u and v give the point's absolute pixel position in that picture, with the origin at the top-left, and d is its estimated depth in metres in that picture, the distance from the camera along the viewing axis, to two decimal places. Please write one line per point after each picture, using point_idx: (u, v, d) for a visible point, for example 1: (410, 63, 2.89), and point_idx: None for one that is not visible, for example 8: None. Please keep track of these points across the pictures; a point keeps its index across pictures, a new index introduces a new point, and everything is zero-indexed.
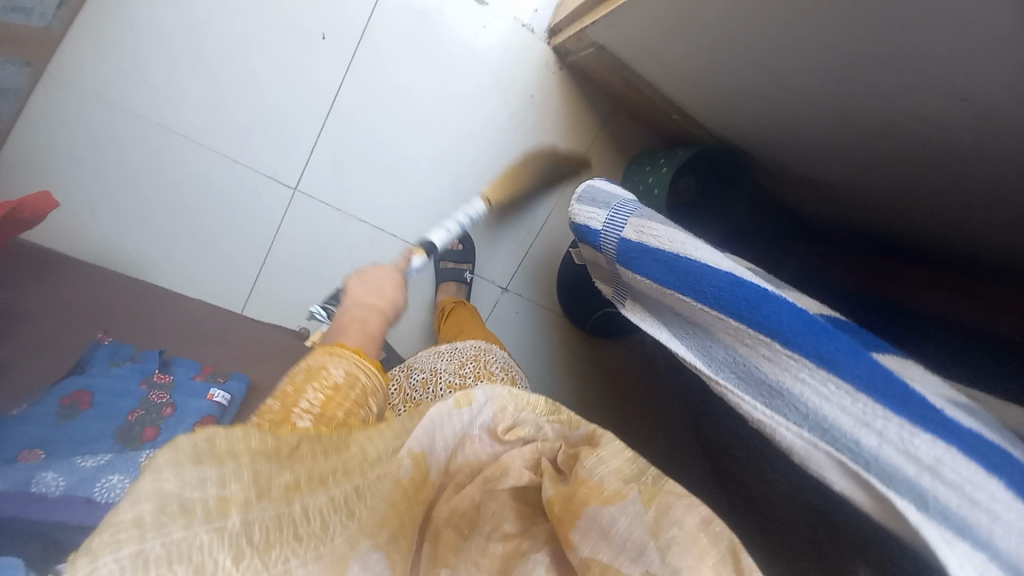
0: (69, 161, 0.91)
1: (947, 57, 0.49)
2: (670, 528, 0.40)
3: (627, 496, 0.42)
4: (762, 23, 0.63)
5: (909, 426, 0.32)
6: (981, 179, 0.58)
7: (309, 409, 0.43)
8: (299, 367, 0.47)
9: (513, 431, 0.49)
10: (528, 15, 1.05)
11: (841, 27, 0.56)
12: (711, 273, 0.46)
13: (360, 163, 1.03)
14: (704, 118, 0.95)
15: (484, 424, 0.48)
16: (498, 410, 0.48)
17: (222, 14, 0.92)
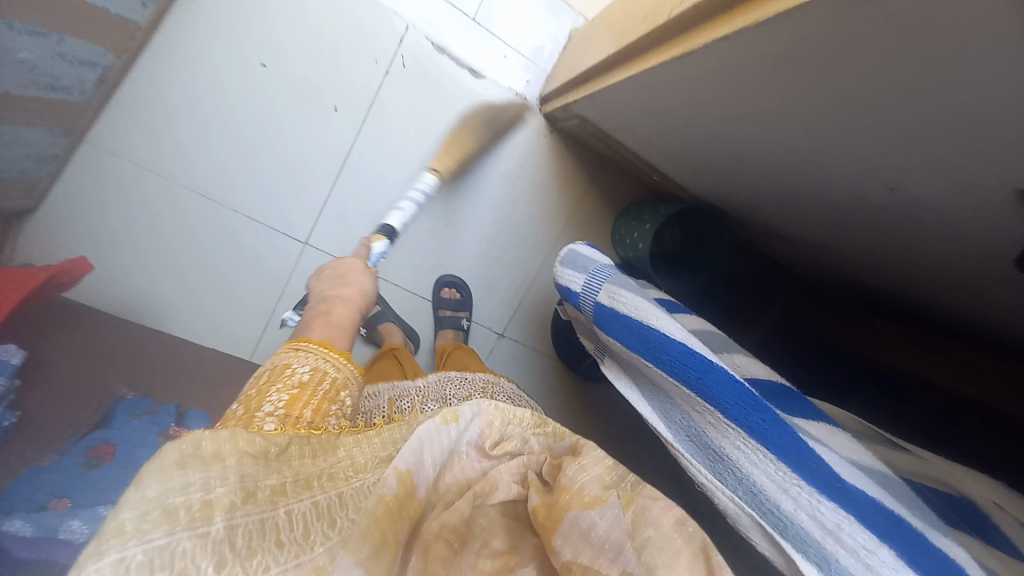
0: (101, 217, 0.99)
1: (877, 156, 0.56)
2: (647, 529, 0.49)
3: (609, 501, 0.51)
4: (717, 118, 0.70)
5: (817, 492, 0.39)
6: (941, 242, 0.63)
7: (272, 412, 0.51)
8: (268, 367, 0.56)
9: (501, 445, 0.58)
10: (523, 85, 1.15)
11: (782, 126, 0.62)
12: (668, 341, 0.52)
13: (367, 219, 1.12)
14: (681, 179, 1.03)
15: (473, 440, 0.57)
16: (485, 426, 0.58)
17: (248, 89, 1.01)
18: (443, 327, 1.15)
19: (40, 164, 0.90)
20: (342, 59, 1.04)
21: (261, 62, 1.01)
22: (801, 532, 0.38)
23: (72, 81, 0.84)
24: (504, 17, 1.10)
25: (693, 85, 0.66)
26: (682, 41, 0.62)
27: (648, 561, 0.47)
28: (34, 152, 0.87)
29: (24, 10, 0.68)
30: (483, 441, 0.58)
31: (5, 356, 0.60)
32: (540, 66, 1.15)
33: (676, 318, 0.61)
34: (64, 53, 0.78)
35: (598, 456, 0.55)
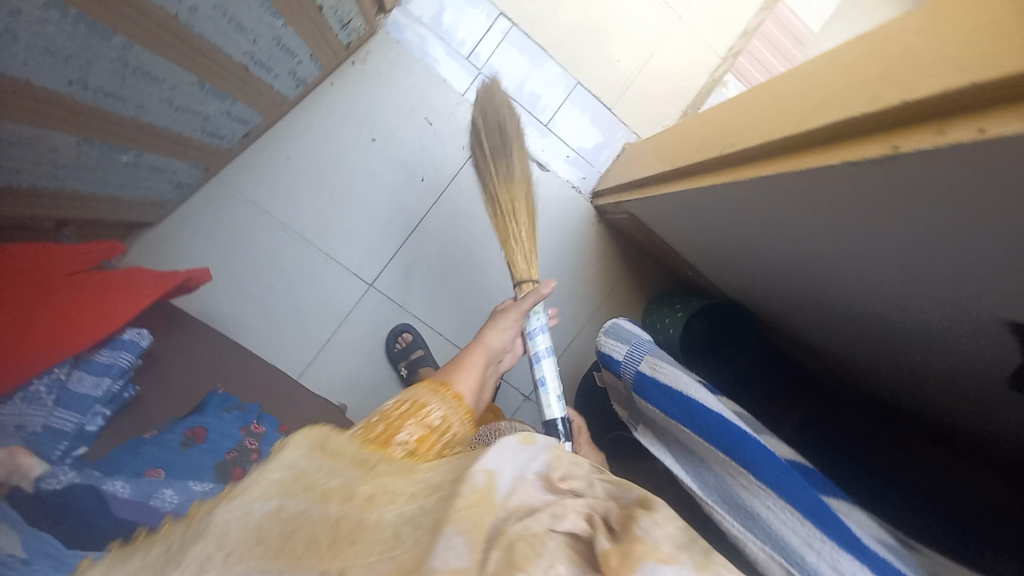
0: (209, 239, 1.16)
1: (881, 282, 0.66)
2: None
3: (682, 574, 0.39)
4: (748, 232, 0.83)
5: (837, 546, 0.45)
6: (946, 369, 0.71)
7: (406, 441, 0.54)
8: (409, 397, 0.62)
9: (569, 486, 0.46)
10: (579, 181, 1.34)
11: (802, 246, 0.74)
12: (706, 411, 0.60)
13: (428, 274, 1.27)
14: (711, 276, 1.14)
15: (538, 470, 0.47)
16: (551, 456, 0.48)
17: (355, 155, 1.22)
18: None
19: (177, 190, 1.08)
20: (436, 143, 1.25)
21: (372, 137, 1.23)
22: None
23: (228, 132, 1.04)
24: (571, 126, 1.32)
25: (732, 202, 0.80)
26: (730, 171, 0.77)
27: None
28: (177, 180, 1.05)
29: (221, 81, 0.88)
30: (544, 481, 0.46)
31: (135, 337, 0.73)
32: (595, 167, 1.35)
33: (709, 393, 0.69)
34: (232, 111, 0.98)
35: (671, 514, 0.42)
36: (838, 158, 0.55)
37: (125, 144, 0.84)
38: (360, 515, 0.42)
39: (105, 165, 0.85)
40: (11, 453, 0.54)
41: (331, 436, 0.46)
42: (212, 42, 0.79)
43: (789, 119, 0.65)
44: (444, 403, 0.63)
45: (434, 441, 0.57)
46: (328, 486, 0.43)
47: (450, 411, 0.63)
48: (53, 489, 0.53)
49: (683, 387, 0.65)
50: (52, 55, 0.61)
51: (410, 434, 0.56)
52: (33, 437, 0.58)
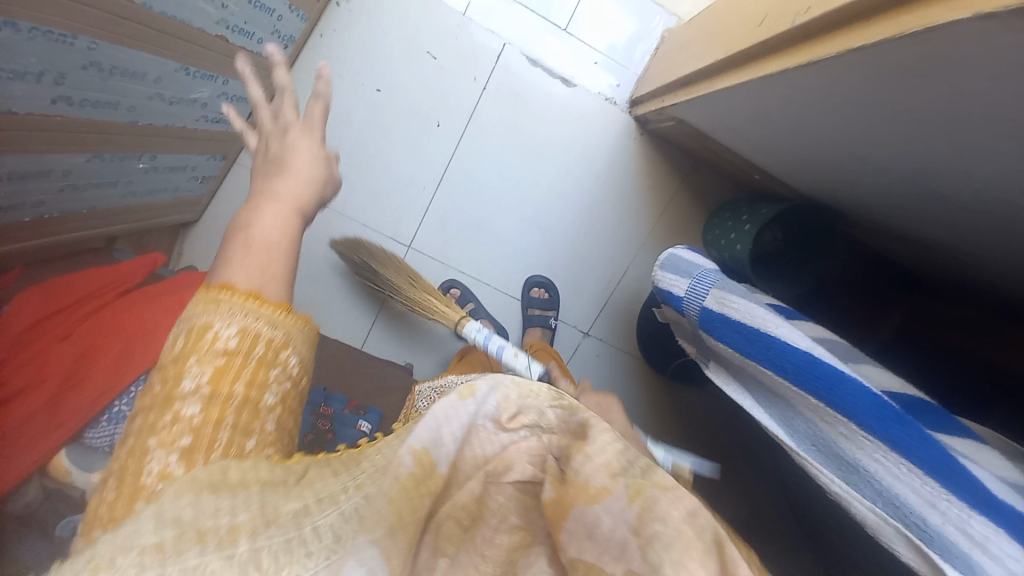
0: None
1: None
2: (653, 523, 0.43)
3: (613, 493, 0.46)
4: (837, 116, 0.67)
5: (968, 507, 0.40)
6: None
7: (196, 389, 0.39)
8: (185, 322, 0.41)
9: (518, 419, 0.52)
10: (612, 89, 1.16)
11: (915, 127, 0.58)
12: (790, 349, 0.54)
13: (464, 225, 1.20)
14: (783, 176, 0.97)
15: (488, 414, 0.51)
16: (501, 399, 0.52)
17: (364, 111, 1.13)
18: (532, 325, 1.20)
19: (204, 184, 1.07)
20: (444, 80, 1.13)
21: (377, 88, 1.13)
22: (948, 544, 0.40)
23: None
24: (596, 25, 1.12)
25: (824, 79, 0.63)
26: (817, 46, 0.61)
27: (653, 562, 0.41)
28: (201, 175, 1.04)
29: (204, 61, 0.81)
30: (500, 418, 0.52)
31: None
32: (630, 70, 1.15)
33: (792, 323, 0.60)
34: (227, 91, 0.92)
35: (605, 443, 0.48)
36: (975, 12, 0.40)
37: (137, 151, 0.81)
38: (294, 533, 0.38)
39: (127, 176, 0.84)
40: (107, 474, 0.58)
41: (230, 468, 0.37)
42: (178, 19, 0.71)
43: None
44: (221, 316, 0.41)
45: (240, 369, 0.40)
46: (234, 522, 0.35)
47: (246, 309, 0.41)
48: None
49: (760, 326, 0.57)
50: (22, 77, 0.58)
51: (202, 376, 0.39)
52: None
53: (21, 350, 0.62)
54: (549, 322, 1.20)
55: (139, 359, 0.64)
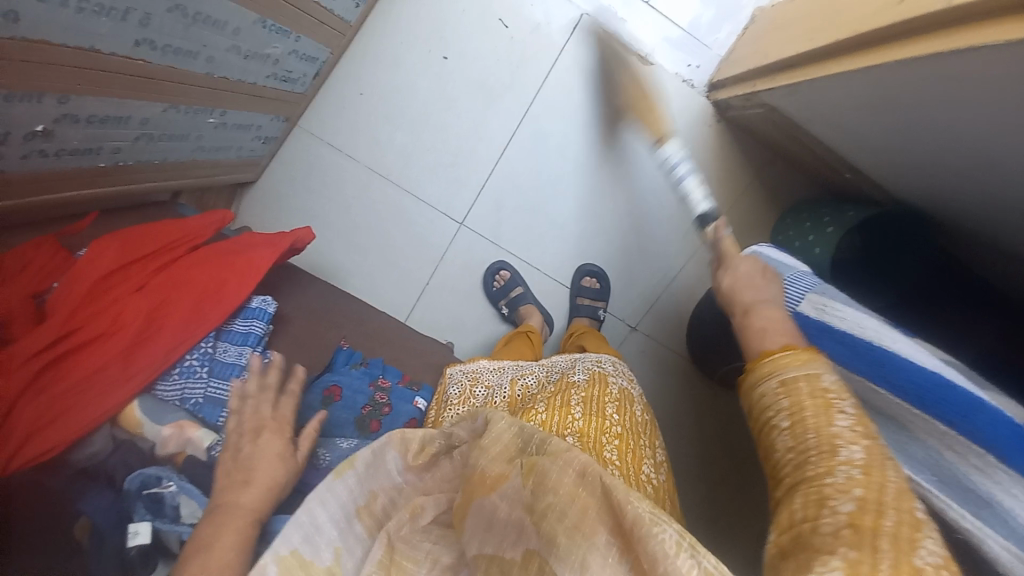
0: (302, 190, 1.16)
1: None
2: (548, 494, 0.44)
3: (508, 476, 0.47)
4: (960, 123, 0.60)
5: None
6: None
7: None
8: None
9: (427, 452, 0.55)
10: (690, 72, 1.08)
11: None
12: (917, 369, 0.50)
13: (519, 205, 1.16)
14: (878, 179, 0.89)
15: (399, 468, 0.53)
16: (400, 445, 0.53)
17: (428, 80, 1.10)
18: (579, 315, 1.17)
19: (265, 145, 1.06)
20: (514, 51, 1.08)
21: (444, 56, 1.09)
22: None
23: (300, 75, 0.97)
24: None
25: (940, 82, 0.56)
26: (947, 36, 0.52)
27: (547, 533, 0.43)
28: (264, 135, 1.02)
29: (281, 15, 0.78)
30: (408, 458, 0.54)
31: (262, 305, 0.74)
32: (713, 51, 1.07)
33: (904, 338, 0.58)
34: (299, 50, 0.90)
35: (501, 430, 0.51)
36: None
37: (209, 104, 0.80)
38: None
39: (197, 130, 0.82)
40: (181, 427, 0.64)
41: None
42: None
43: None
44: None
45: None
46: None
47: None
48: (223, 457, 0.65)
49: (876, 342, 0.54)
50: (110, 14, 0.56)
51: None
52: (197, 407, 0.66)
53: (94, 300, 0.62)
54: (597, 313, 1.16)
55: (213, 312, 0.69)
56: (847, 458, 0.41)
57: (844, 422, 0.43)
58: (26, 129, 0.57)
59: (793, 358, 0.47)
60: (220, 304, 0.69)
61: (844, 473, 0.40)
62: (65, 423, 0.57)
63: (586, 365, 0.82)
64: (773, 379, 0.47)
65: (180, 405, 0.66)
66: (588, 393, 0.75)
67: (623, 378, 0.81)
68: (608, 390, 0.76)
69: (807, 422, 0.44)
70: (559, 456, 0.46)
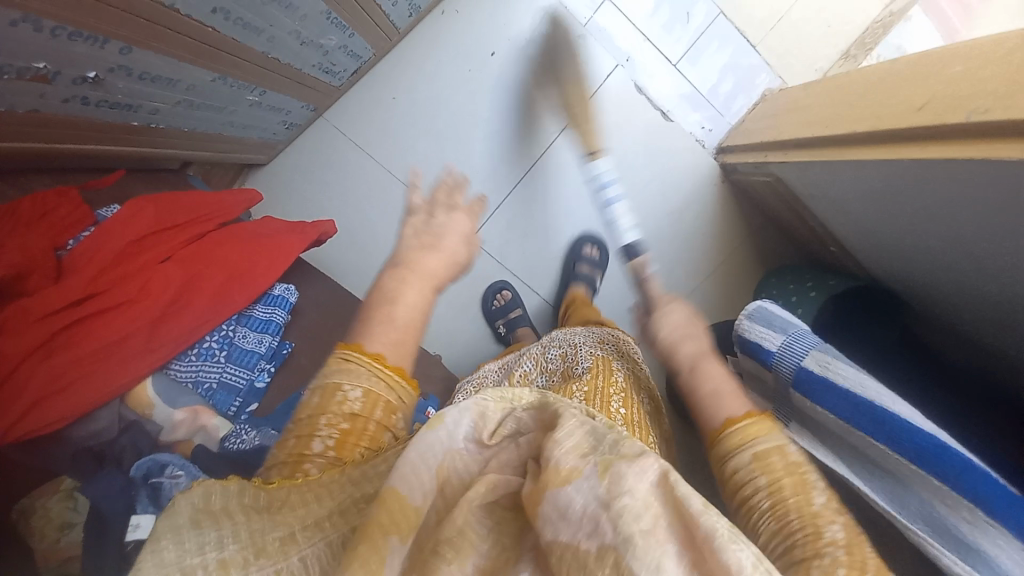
0: (315, 182, 1.13)
1: None
2: (622, 496, 0.32)
3: (582, 472, 0.33)
4: (944, 220, 0.70)
5: None
6: None
7: (323, 451, 0.46)
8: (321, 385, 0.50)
9: (498, 434, 0.38)
10: (703, 133, 1.18)
11: None
12: (914, 429, 0.54)
13: (531, 229, 1.20)
14: (860, 256, 1.01)
15: (466, 436, 0.37)
16: (477, 419, 0.38)
17: (462, 96, 1.13)
18: (578, 280, 1.15)
19: (289, 131, 1.04)
20: None
21: (491, 52, 1.12)
22: None
23: (341, 70, 0.97)
24: (703, 67, 1.14)
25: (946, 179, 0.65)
26: (959, 145, 0.60)
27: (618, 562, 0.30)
28: (290, 121, 1.00)
29: (344, 9, 0.79)
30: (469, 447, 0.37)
31: (285, 292, 0.74)
32: (725, 118, 1.18)
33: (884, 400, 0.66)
34: (349, 45, 0.90)
35: (572, 417, 0.36)
36: None
37: (254, 82, 0.78)
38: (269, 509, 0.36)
39: (235, 104, 0.80)
40: (194, 413, 0.65)
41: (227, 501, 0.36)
42: None
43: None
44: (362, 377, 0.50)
45: (361, 432, 0.48)
46: None
47: (371, 381, 0.50)
48: (238, 449, 0.63)
49: (874, 398, 0.58)
50: None
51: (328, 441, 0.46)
52: (210, 393, 0.67)
53: (122, 263, 0.63)
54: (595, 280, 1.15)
55: (237, 295, 0.68)
56: (829, 537, 0.45)
57: (819, 497, 0.49)
58: (78, 72, 0.54)
59: (743, 431, 0.55)
60: (247, 287, 0.68)
61: (830, 555, 0.43)
62: (69, 396, 0.56)
63: (587, 349, 0.77)
64: (736, 456, 0.54)
65: (191, 389, 0.66)
66: (590, 386, 0.68)
67: (626, 363, 0.77)
68: (612, 379, 0.70)
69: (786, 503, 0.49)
70: (637, 454, 0.34)
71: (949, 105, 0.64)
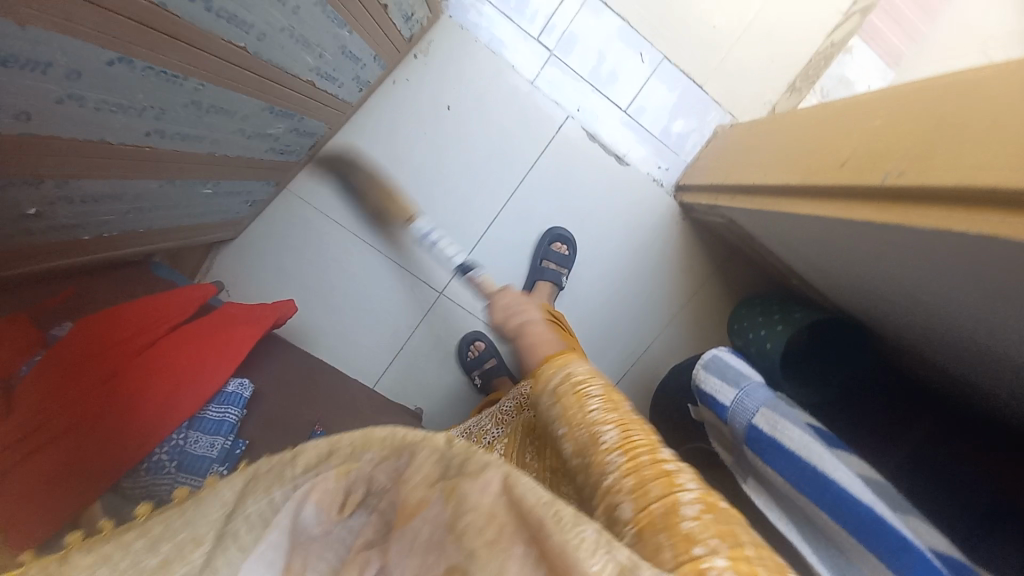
0: (284, 251, 1.16)
1: None
2: (465, 515, 0.36)
3: (429, 500, 0.37)
4: (882, 268, 0.70)
5: None
6: None
7: None
8: None
9: (352, 506, 0.37)
10: (660, 172, 1.20)
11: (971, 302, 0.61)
12: (852, 501, 0.56)
13: (499, 279, 1.21)
14: (822, 288, 1.01)
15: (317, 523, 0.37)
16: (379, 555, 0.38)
17: (419, 157, 1.15)
18: (543, 279, 1.15)
19: (251, 207, 1.07)
20: (504, 140, 1.16)
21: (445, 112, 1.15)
22: None
23: (297, 147, 1.00)
24: (654, 110, 1.17)
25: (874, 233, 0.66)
26: (878, 206, 0.60)
27: None
28: (252, 198, 1.03)
29: (288, 102, 0.82)
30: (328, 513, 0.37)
31: (238, 390, 0.76)
32: (680, 156, 1.20)
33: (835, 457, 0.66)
34: (299, 128, 0.93)
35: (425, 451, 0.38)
36: None
37: (204, 178, 0.81)
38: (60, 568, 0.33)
39: (188, 199, 0.83)
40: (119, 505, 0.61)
41: None
42: (278, 65, 0.72)
43: (964, 139, 0.50)
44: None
45: None
46: None
47: None
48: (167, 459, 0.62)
49: (816, 461, 0.61)
50: (125, 111, 0.57)
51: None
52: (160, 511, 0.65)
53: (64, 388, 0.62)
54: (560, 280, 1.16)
55: (188, 396, 0.69)
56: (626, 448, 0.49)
57: (594, 405, 0.55)
58: (18, 211, 0.57)
59: (552, 365, 0.61)
60: (197, 388, 0.70)
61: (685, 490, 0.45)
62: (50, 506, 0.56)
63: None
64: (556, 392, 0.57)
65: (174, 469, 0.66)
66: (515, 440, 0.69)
67: None
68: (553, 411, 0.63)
69: (574, 420, 0.54)
70: (481, 473, 0.37)
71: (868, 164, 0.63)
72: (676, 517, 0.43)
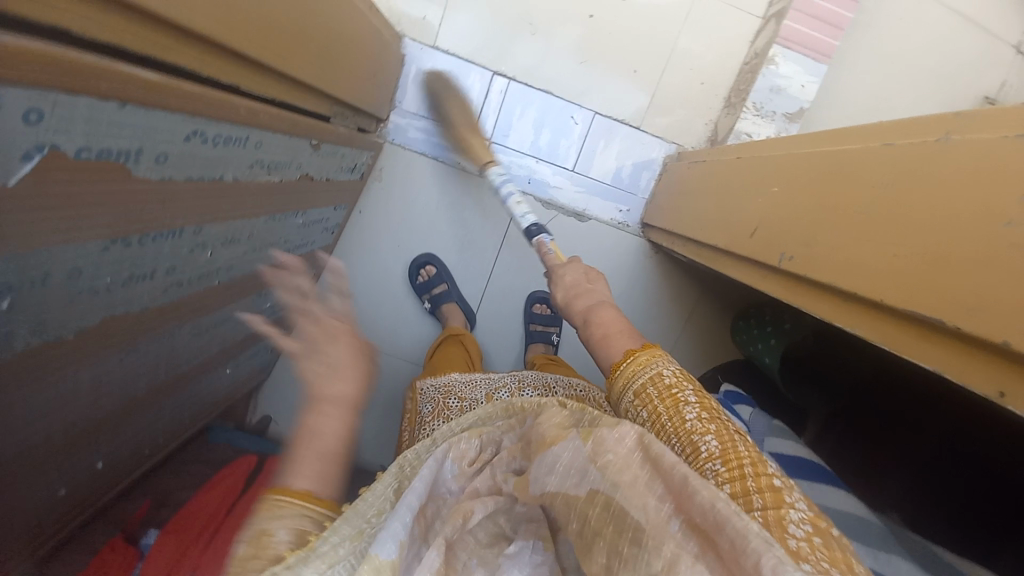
0: (306, 379, 1.28)
1: None
2: (605, 453, 0.44)
3: (567, 436, 0.48)
4: None
5: None
6: None
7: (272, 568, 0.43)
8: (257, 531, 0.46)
9: (480, 459, 0.55)
10: (623, 215, 1.24)
11: None
12: None
13: (503, 351, 1.30)
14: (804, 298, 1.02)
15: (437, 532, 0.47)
16: None
17: (400, 264, 1.25)
18: (535, 342, 1.23)
19: (272, 352, 1.21)
20: (472, 229, 1.24)
21: (411, 220, 1.24)
22: None
23: (291, 298, 1.13)
24: (601, 161, 1.21)
25: None
26: (785, 281, 0.63)
27: None
28: (270, 347, 1.17)
29: (271, 281, 0.95)
30: (463, 462, 0.54)
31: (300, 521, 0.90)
32: (638, 195, 1.23)
33: (821, 502, 0.72)
34: (289, 287, 1.06)
35: (553, 411, 0.53)
36: (935, 369, 0.42)
37: (223, 364, 0.95)
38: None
39: (217, 382, 0.97)
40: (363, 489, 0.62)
41: None
42: (251, 269, 0.84)
43: (842, 229, 0.53)
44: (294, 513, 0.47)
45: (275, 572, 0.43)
46: None
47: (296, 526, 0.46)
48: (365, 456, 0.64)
49: None
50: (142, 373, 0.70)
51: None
52: None
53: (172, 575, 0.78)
54: (552, 338, 1.23)
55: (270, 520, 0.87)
56: (706, 452, 0.45)
57: (690, 412, 0.48)
58: (90, 467, 0.72)
59: (632, 362, 0.52)
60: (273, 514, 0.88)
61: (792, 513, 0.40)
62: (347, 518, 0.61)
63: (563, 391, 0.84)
64: (642, 376, 0.51)
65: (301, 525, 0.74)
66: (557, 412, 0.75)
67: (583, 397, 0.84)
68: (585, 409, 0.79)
69: (666, 428, 0.48)
70: (617, 425, 0.45)
71: (772, 236, 0.66)
72: (782, 531, 0.38)
